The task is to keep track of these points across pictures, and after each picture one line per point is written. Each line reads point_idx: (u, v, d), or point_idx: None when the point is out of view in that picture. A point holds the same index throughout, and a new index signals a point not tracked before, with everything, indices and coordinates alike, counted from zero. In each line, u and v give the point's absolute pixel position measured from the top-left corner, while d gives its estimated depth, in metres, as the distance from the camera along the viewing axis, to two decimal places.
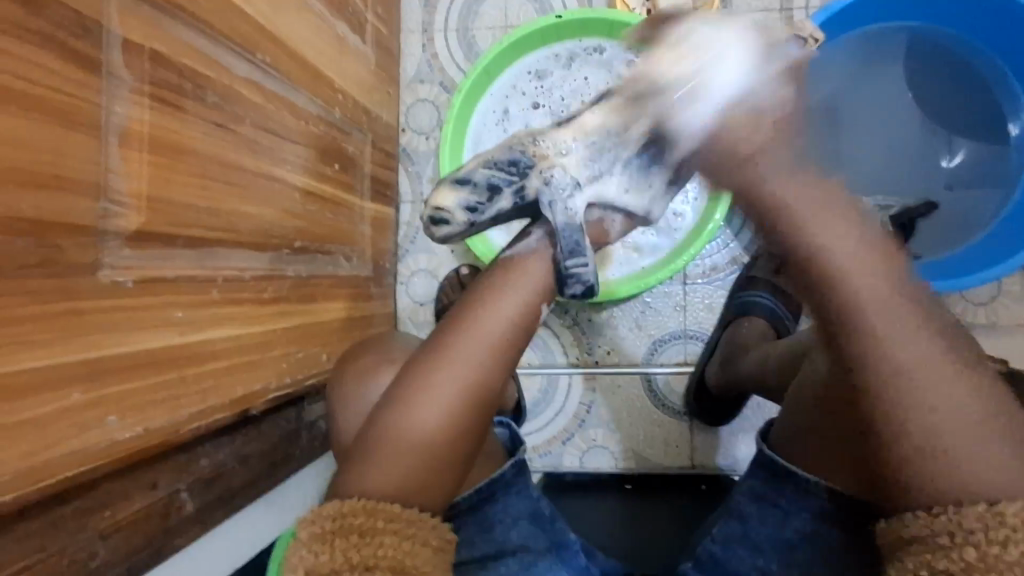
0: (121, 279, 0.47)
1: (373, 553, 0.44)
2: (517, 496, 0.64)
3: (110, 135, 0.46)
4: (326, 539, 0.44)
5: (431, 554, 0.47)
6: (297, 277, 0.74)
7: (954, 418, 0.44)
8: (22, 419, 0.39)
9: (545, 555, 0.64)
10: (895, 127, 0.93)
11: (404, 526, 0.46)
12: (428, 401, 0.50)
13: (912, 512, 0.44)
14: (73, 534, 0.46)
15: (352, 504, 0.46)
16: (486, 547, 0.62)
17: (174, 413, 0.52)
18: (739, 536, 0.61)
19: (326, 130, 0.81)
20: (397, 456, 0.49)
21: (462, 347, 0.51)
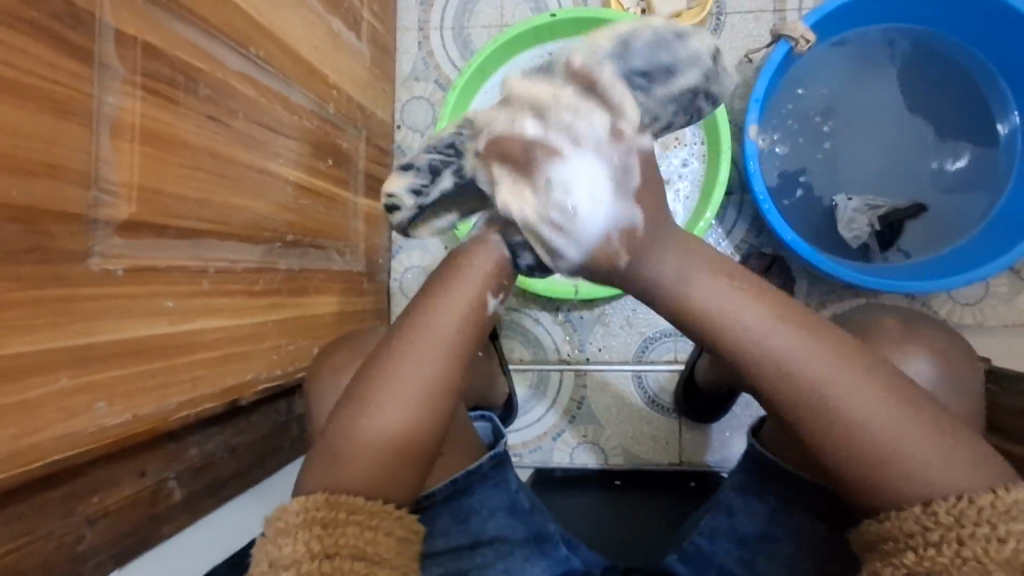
0: (112, 267, 0.48)
1: (335, 541, 0.45)
2: (494, 488, 0.65)
3: (101, 125, 0.46)
4: (289, 532, 0.45)
5: (397, 545, 0.47)
6: (289, 269, 0.75)
7: (884, 419, 0.44)
8: (11, 402, 0.40)
9: (522, 545, 0.65)
10: (886, 129, 0.94)
11: (367, 517, 0.47)
12: (387, 398, 0.49)
13: (867, 519, 0.46)
14: (62, 518, 0.47)
15: (314, 499, 0.47)
16: (463, 537, 0.63)
17: (162, 402, 0.53)
18: (727, 531, 0.62)
19: (319, 125, 0.81)
20: (358, 453, 0.49)
21: (416, 343, 0.50)
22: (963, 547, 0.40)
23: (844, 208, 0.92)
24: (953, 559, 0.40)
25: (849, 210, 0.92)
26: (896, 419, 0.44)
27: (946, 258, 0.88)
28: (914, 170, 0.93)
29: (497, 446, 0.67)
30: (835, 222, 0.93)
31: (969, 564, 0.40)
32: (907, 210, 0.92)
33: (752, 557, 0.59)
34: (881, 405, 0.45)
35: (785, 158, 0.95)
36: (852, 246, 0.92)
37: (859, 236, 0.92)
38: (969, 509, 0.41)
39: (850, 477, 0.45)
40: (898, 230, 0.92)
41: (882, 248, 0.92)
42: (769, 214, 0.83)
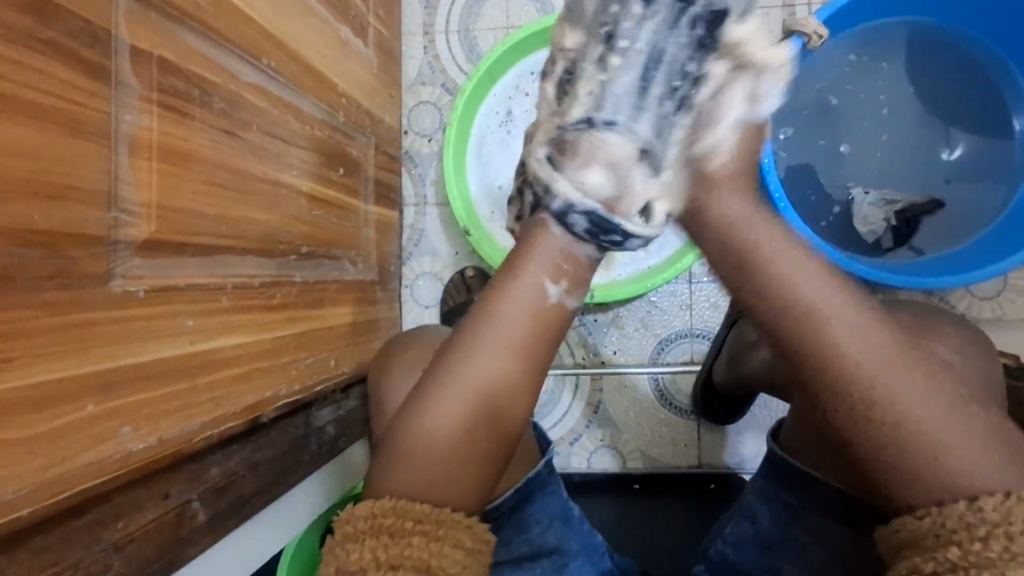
0: (134, 288, 0.46)
1: (400, 552, 0.43)
2: (552, 496, 0.65)
3: (119, 144, 0.45)
4: (356, 538, 0.44)
5: (463, 557, 0.45)
6: (305, 281, 0.74)
7: (930, 413, 0.43)
8: (39, 433, 0.39)
9: (577, 556, 0.64)
10: (898, 123, 0.93)
11: (434, 527, 0.45)
12: (457, 396, 0.49)
13: (909, 514, 0.43)
14: (89, 546, 0.46)
15: (382, 505, 0.45)
16: (523, 547, 0.63)
17: (185, 423, 0.52)
18: (752, 539, 0.60)
19: (330, 134, 0.80)
20: (427, 454, 0.48)
21: (489, 335, 0.50)
22: (1011, 543, 0.38)
23: (859, 202, 0.93)
24: (1002, 555, 0.38)
25: (865, 204, 0.93)
26: (936, 409, 0.43)
27: (964, 253, 0.87)
28: (924, 164, 0.93)
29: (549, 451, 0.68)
30: (851, 215, 0.93)
31: (1018, 559, 0.38)
32: (924, 206, 0.92)
33: (772, 563, 0.58)
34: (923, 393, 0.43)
35: (798, 153, 0.94)
36: (867, 241, 0.93)
37: (873, 230, 0.93)
38: (1014, 506, 0.40)
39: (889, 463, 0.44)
40: (914, 226, 0.92)
41: (897, 242, 0.92)
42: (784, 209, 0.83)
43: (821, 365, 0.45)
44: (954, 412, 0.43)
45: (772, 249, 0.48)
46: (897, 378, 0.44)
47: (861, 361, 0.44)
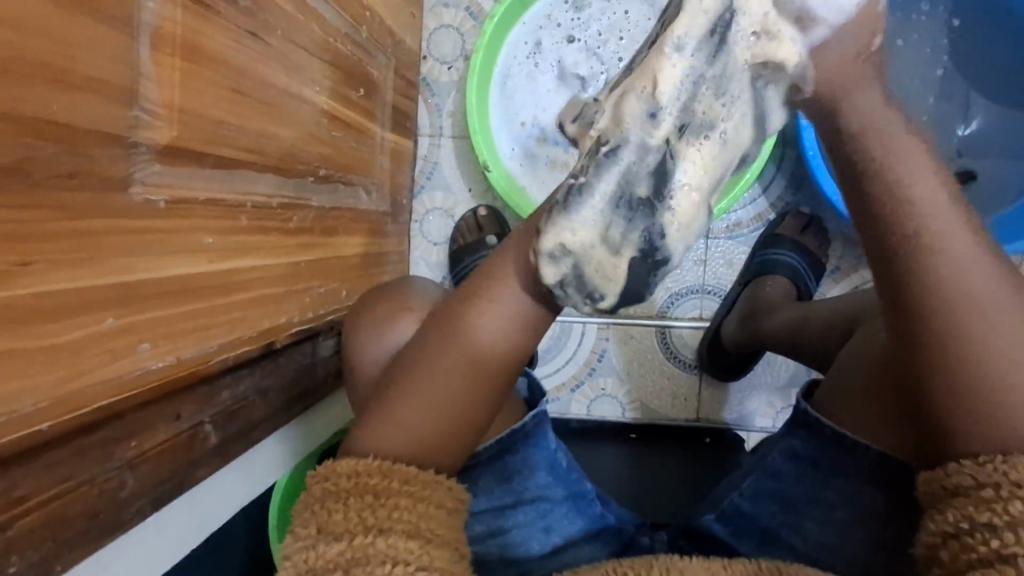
0: (153, 197, 0.43)
1: (388, 514, 0.44)
2: (538, 446, 0.65)
3: (141, 34, 0.40)
4: (341, 497, 0.45)
5: (447, 517, 0.47)
6: (320, 207, 0.71)
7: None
8: (57, 344, 0.36)
9: (562, 503, 0.66)
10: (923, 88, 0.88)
11: (418, 488, 0.46)
12: (454, 356, 0.50)
13: (956, 462, 0.43)
14: (101, 464, 0.44)
15: (368, 464, 0.47)
16: (506, 496, 0.64)
17: (203, 344, 0.49)
18: (770, 493, 0.60)
19: (352, 50, 0.75)
20: (419, 411, 0.49)
21: (495, 299, 0.51)
22: None
23: None
24: None
25: None
26: None
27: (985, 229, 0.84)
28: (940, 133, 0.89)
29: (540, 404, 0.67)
30: None
31: None
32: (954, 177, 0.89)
33: (796, 519, 0.59)
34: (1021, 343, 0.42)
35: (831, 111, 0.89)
36: None
37: None
38: None
39: (974, 407, 0.42)
40: None
41: None
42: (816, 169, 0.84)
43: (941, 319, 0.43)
44: None
45: (921, 187, 0.44)
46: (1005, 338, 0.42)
47: (977, 332, 0.42)
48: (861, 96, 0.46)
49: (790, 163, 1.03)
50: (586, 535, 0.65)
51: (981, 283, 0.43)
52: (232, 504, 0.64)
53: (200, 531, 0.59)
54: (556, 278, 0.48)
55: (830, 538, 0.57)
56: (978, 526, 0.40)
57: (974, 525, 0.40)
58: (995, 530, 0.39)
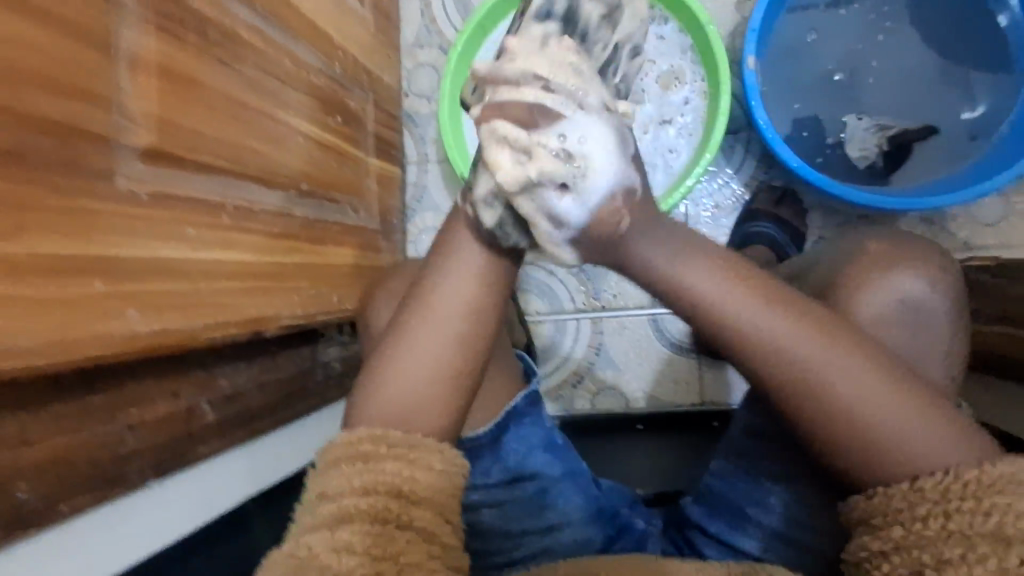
0: (136, 189, 0.51)
1: (375, 477, 0.47)
2: (532, 425, 0.69)
3: (120, 57, 0.50)
4: (337, 466, 0.49)
5: (434, 478, 0.49)
6: (306, 217, 0.79)
7: (874, 397, 0.47)
8: (54, 298, 0.43)
9: (557, 483, 0.68)
10: (896, 57, 0.97)
11: (406, 451, 0.49)
12: (426, 331, 0.53)
13: (857, 495, 0.48)
14: (104, 424, 0.51)
15: (358, 434, 0.50)
16: (503, 474, 0.67)
17: (191, 320, 0.57)
18: (738, 471, 0.65)
19: (327, 83, 0.85)
20: (405, 383, 0.53)
21: (451, 275, 0.54)
22: (948, 521, 0.42)
23: (854, 127, 0.99)
24: (939, 533, 0.42)
25: (859, 129, 0.98)
26: (877, 397, 0.47)
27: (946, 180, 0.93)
28: (919, 92, 0.97)
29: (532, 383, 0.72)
30: (844, 141, 0.99)
31: (954, 536, 0.41)
32: (917, 133, 0.97)
33: (763, 495, 0.63)
34: (844, 370, 0.48)
35: (792, 88, 1.00)
36: (859, 163, 0.99)
37: (866, 154, 0.98)
38: (955, 484, 0.43)
39: (810, 404, 0.48)
40: (908, 151, 0.97)
41: (893, 168, 0.97)
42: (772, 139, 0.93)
43: (812, 395, 0.48)
44: (881, 395, 0.47)
45: (734, 307, 0.49)
46: (842, 378, 0.47)
47: (826, 382, 0.48)
48: (655, 237, 0.51)
49: (757, 144, 1.07)
50: (586, 517, 0.67)
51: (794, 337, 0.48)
52: (238, 490, 0.70)
53: (205, 512, 0.64)
54: (495, 220, 0.51)
55: (799, 513, 0.61)
56: (873, 554, 0.45)
57: (869, 553, 0.46)
58: (885, 557, 0.44)
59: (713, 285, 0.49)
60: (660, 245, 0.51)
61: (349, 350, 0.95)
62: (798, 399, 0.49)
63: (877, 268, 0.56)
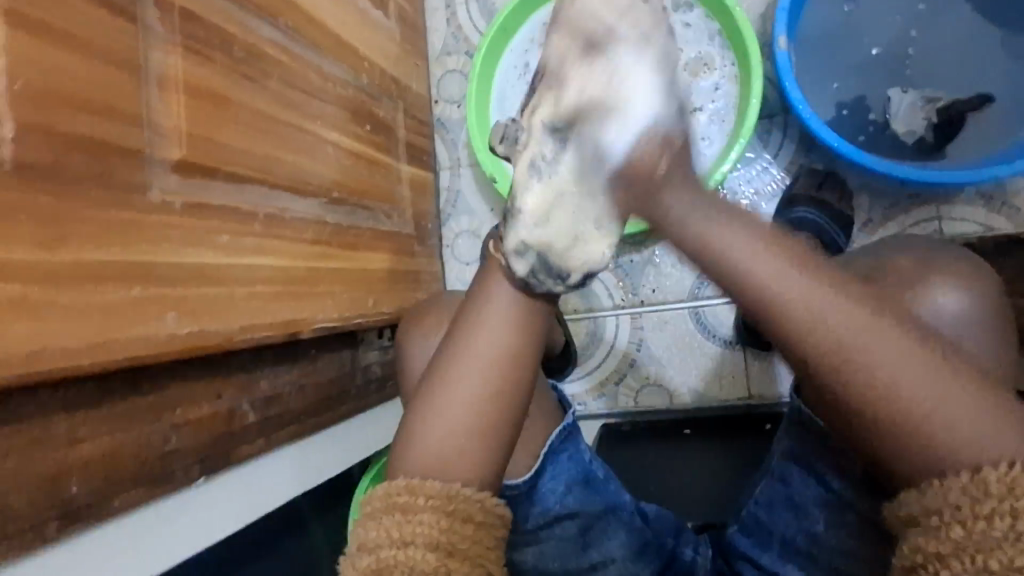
0: (170, 200, 0.54)
1: (413, 529, 0.49)
2: (570, 460, 0.67)
3: (150, 78, 0.53)
4: (376, 516, 0.50)
5: (473, 531, 0.50)
6: (338, 224, 0.82)
7: (927, 388, 0.45)
8: (96, 302, 0.46)
9: (601, 517, 0.67)
10: (939, 30, 0.93)
11: (445, 502, 0.50)
12: (460, 378, 0.54)
13: (911, 491, 0.45)
14: (149, 423, 0.54)
15: (396, 485, 0.51)
16: (543, 516, 0.65)
17: (226, 323, 0.59)
18: (784, 496, 0.62)
19: (355, 94, 0.88)
20: (437, 432, 0.53)
21: (484, 322, 0.55)
22: (1016, 521, 0.40)
23: (899, 101, 0.92)
24: (1005, 536, 0.40)
25: (905, 102, 0.91)
26: (925, 380, 0.45)
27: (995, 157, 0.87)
28: (965, 64, 0.92)
29: (565, 417, 0.69)
30: (889, 117, 0.93)
31: (1021, 539, 0.40)
32: (970, 102, 0.89)
33: (808, 523, 0.61)
34: (901, 363, 0.46)
35: (829, 68, 0.96)
36: (904, 141, 0.93)
37: (912, 129, 0.91)
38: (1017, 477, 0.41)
39: (871, 409, 0.47)
40: (960, 124, 0.89)
41: (943, 143, 0.90)
42: (808, 120, 0.89)
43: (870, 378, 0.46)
44: (945, 379, 0.45)
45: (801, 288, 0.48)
46: (904, 370, 0.46)
47: (883, 366, 0.46)
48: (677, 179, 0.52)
49: (795, 128, 1.04)
50: (630, 553, 0.67)
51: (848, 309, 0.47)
52: (284, 493, 0.73)
53: (250, 511, 0.67)
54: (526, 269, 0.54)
55: (847, 543, 0.59)
56: (930, 557, 0.42)
57: (926, 557, 0.43)
58: (943, 560, 0.42)
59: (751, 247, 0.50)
60: (685, 197, 0.52)
61: (389, 354, 0.98)
62: (858, 391, 0.46)
63: (907, 282, 0.56)
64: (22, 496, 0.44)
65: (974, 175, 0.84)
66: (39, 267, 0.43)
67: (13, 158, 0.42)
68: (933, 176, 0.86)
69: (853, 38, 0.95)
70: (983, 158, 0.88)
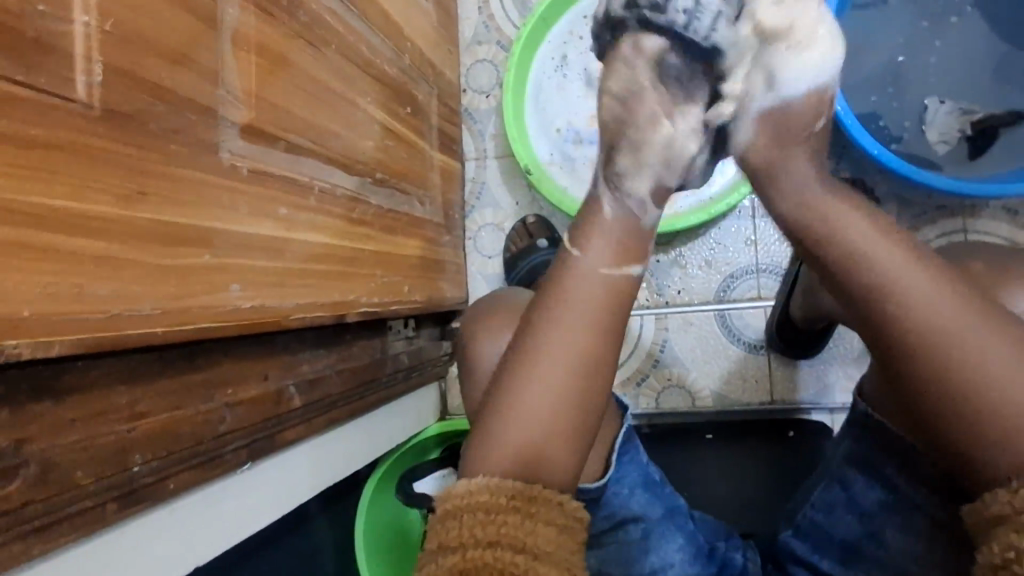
0: (238, 164, 0.51)
1: (497, 529, 0.45)
2: (630, 464, 0.65)
3: (224, 33, 0.50)
4: (456, 515, 0.46)
5: (556, 533, 0.47)
6: (379, 206, 0.79)
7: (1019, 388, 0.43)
8: (167, 266, 0.43)
9: (661, 522, 0.65)
10: (972, 45, 0.94)
11: (526, 504, 0.47)
12: (539, 375, 0.51)
13: (994, 494, 0.43)
14: (202, 401, 0.51)
15: (477, 483, 0.48)
16: (605, 522, 0.64)
17: (283, 300, 0.56)
18: (846, 505, 0.61)
19: (397, 72, 0.85)
20: (519, 439, 0.50)
21: (566, 309, 0.52)
22: None
23: (935, 111, 0.94)
24: None
25: (940, 112, 0.94)
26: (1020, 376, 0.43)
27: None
28: (997, 79, 0.94)
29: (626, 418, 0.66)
30: (924, 125, 0.95)
31: None
32: (1002, 118, 0.92)
33: (877, 531, 0.59)
34: (1008, 363, 0.43)
35: (865, 79, 0.97)
36: (938, 150, 0.95)
37: (946, 140, 0.94)
38: None
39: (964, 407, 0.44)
40: (991, 138, 0.92)
41: (972, 155, 0.93)
42: (853, 129, 0.89)
43: (955, 399, 0.44)
44: None
45: (901, 281, 0.46)
46: (983, 351, 0.44)
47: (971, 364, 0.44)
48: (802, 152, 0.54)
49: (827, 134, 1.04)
50: (690, 556, 0.64)
51: (944, 304, 0.45)
52: (313, 483, 0.70)
53: (284, 501, 0.65)
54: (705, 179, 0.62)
55: (915, 547, 0.56)
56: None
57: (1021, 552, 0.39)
58: None
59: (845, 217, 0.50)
60: (802, 172, 0.53)
61: (413, 344, 0.95)
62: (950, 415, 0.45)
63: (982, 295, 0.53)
64: (89, 472, 0.40)
65: (1007, 187, 0.85)
66: (118, 223, 0.39)
67: (99, 103, 0.38)
68: (965, 185, 0.88)
69: (889, 49, 0.96)
70: (1012, 169, 0.90)
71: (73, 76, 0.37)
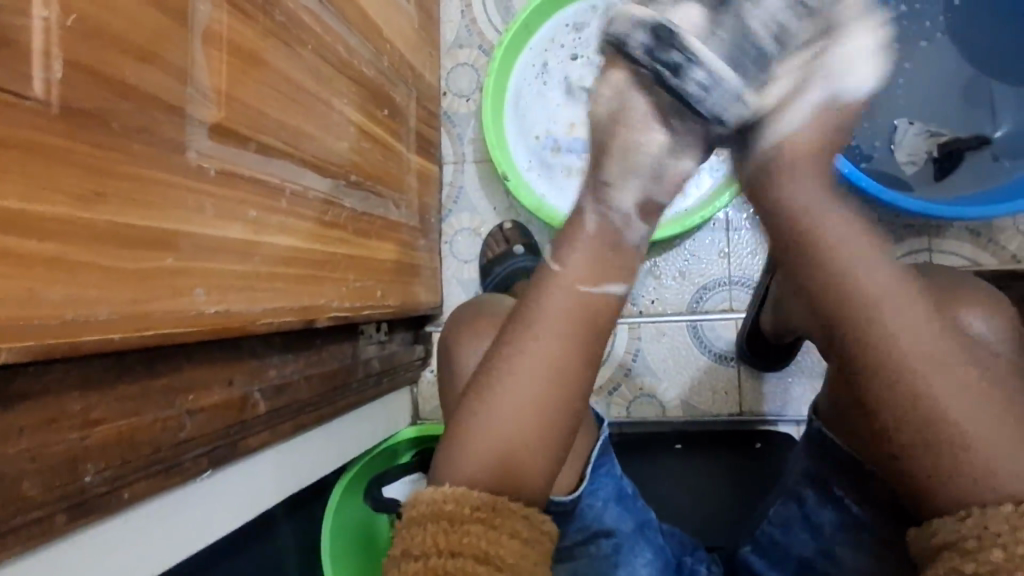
0: (206, 165, 0.50)
1: (460, 539, 0.44)
2: (606, 476, 0.65)
3: (195, 30, 0.49)
4: (420, 523, 0.46)
5: (521, 547, 0.46)
6: (354, 209, 0.78)
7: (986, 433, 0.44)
8: (127, 269, 0.42)
9: (632, 536, 0.65)
10: (942, 69, 0.97)
11: (490, 515, 0.46)
12: (514, 392, 0.49)
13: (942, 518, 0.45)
14: (162, 407, 0.49)
15: (443, 491, 0.47)
16: (578, 535, 0.64)
17: (251, 305, 0.55)
18: (803, 521, 0.61)
19: (375, 74, 0.84)
20: (488, 450, 0.49)
21: (547, 329, 0.50)
22: None
23: (904, 131, 0.97)
24: None
25: (909, 133, 0.97)
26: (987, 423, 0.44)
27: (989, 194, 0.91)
28: (964, 103, 0.96)
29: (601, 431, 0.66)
30: (893, 145, 0.98)
31: None
32: (969, 141, 0.94)
33: (829, 547, 0.60)
34: (980, 413, 0.44)
35: None
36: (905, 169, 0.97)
37: (914, 160, 0.97)
38: None
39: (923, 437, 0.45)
40: (956, 161, 0.95)
41: (938, 176, 0.95)
42: None
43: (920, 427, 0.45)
44: (1002, 428, 0.44)
45: (898, 323, 0.45)
46: (962, 398, 0.44)
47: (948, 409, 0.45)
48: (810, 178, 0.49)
49: None
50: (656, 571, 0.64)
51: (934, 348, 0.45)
52: (278, 491, 0.68)
53: (249, 508, 0.63)
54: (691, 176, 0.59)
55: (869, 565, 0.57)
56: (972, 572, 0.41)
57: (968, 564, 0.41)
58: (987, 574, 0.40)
59: (857, 249, 0.47)
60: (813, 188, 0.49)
61: (385, 349, 0.94)
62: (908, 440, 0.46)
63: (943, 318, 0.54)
64: (36, 483, 0.39)
65: (971, 209, 0.87)
66: (75, 224, 0.38)
67: (59, 100, 0.37)
68: (931, 206, 0.90)
69: None
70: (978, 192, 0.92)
71: (29, 72, 0.35)
